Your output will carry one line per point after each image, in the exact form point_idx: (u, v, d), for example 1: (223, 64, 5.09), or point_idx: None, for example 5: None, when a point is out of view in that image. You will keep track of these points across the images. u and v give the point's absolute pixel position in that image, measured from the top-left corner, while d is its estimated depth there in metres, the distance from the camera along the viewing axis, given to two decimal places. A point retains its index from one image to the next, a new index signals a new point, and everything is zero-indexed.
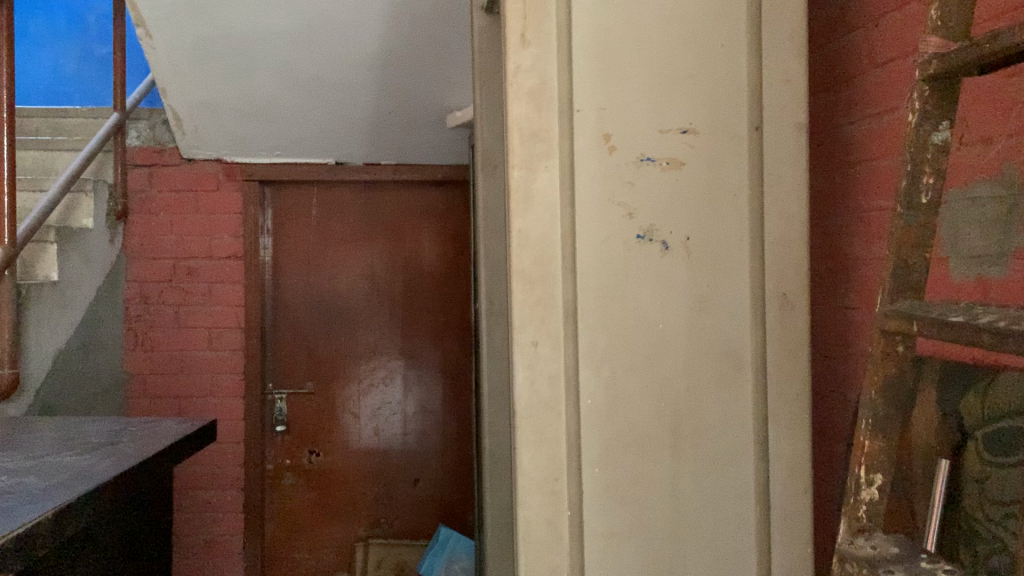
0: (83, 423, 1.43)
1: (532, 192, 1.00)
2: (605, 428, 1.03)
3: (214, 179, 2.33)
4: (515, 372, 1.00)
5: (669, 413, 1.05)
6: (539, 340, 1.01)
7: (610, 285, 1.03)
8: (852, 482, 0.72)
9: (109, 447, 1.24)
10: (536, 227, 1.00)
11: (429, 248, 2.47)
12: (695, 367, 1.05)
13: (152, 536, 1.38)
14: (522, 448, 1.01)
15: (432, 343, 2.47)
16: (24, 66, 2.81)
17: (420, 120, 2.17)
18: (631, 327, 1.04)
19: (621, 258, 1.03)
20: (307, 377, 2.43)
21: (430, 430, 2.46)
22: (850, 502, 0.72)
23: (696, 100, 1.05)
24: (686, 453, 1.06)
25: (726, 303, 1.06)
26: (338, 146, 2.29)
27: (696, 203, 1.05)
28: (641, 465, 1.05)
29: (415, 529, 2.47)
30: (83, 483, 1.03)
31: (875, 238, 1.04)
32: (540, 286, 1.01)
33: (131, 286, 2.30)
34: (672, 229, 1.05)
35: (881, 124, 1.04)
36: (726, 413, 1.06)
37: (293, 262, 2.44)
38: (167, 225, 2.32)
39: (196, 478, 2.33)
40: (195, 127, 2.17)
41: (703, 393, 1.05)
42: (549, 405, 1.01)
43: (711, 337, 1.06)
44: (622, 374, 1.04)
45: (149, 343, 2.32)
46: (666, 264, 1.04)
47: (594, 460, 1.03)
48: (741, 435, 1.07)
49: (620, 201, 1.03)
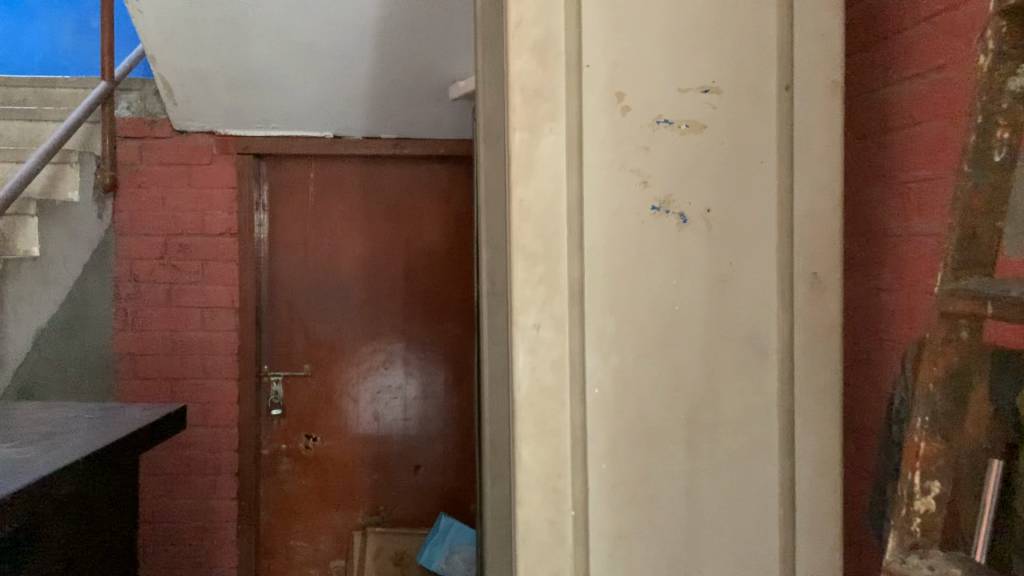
0: (43, 410, 1.34)
1: (535, 157, 0.90)
2: (614, 419, 0.93)
3: (207, 152, 2.23)
4: (515, 358, 0.91)
5: (685, 405, 0.95)
6: (542, 322, 0.91)
7: (622, 261, 0.93)
8: (906, 491, 0.67)
9: (69, 439, 1.14)
10: (540, 197, 0.90)
11: (431, 227, 2.37)
12: (714, 353, 0.95)
13: (103, 529, 1.29)
14: (523, 442, 0.91)
15: (435, 325, 2.37)
16: (18, 42, 2.71)
17: (422, 92, 2.07)
18: (644, 308, 0.94)
19: (634, 232, 0.93)
20: (304, 359, 2.34)
21: (432, 415, 2.37)
22: (903, 515, 0.67)
23: (719, 55, 0.94)
24: (702, 449, 0.96)
25: (750, 284, 0.95)
26: (337, 119, 2.19)
27: (717, 172, 0.94)
28: (654, 460, 0.95)
29: (415, 517, 2.38)
30: (15, 481, 0.93)
31: (916, 212, 0.94)
32: (544, 263, 0.90)
33: (120, 263, 2.19)
34: (691, 200, 0.94)
35: (923, 85, 0.93)
36: (748, 406, 0.96)
37: (290, 240, 2.33)
38: (158, 201, 2.21)
39: (188, 463, 2.24)
40: (186, 97, 2.07)
41: (723, 382, 0.95)
42: (551, 394, 0.91)
43: (732, 322, 0.95)
44: (633, 360, 0.94)
45: (139, 322, 2.21)
46: (683, 239, 0.94)
47: (601, 455, 0.93)
48: (764, 430, 0.96)
49: (634, 169, 0.93)
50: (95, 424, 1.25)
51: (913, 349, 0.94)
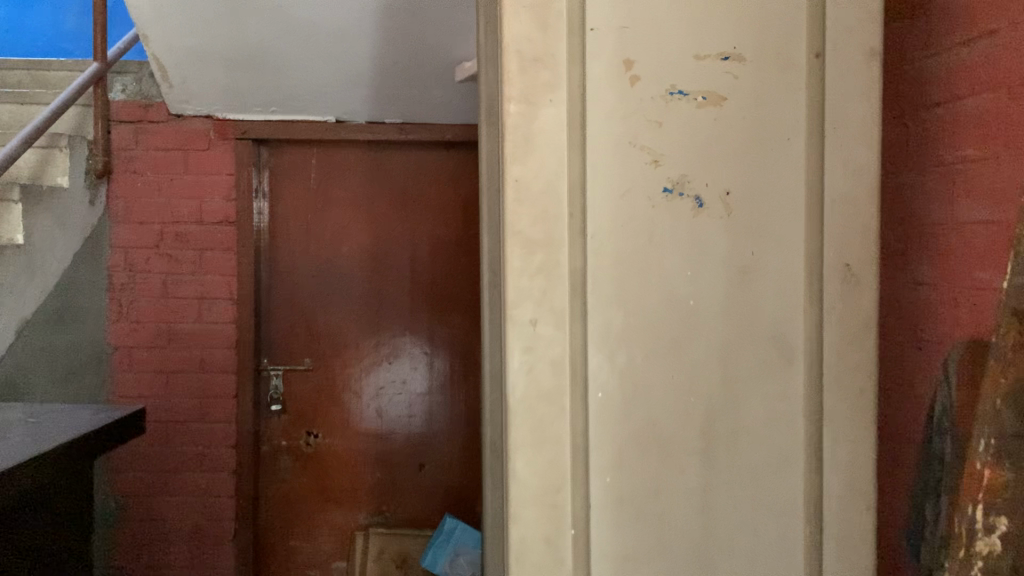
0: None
1: (533, 132, 0.80)
2: (620, 427, 0.83)
3: (205, 137, 2.13)
4: (510, 357, 0.81)
5: (700, 413, 0.84)
6: (540, 317, 0.81)
7: (630, 250, 0.82)
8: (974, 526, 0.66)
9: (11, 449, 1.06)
10: (539, 176, 0.80)
11: (437, 216, 2.27)
12: (733, 355, 0.84)
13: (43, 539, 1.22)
14: (517, 451, 0.81)
15: (440, 319, 2.27)
16: (20, 21, 2.55)
17: (426, 74, 1.96)
18: (655, 302, 0.83)
19: (644, 217, 0.83)
20: (306, 353, 2.25)
21: (438, 412, 2.28)
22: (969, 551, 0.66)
23: (742, 18, 0.83)
24: (719, 461, 0.85)
25: (774, 276, 0.84)
26: (339, 103, 2.09)
27: (738, 149, 0.83)
28: (664, 472, 0.84)
29: (420, 517, 2.29)
30: None
31: (963, 197, 0.84)
32: (542, 250, 0.81)
33: (114, 253, 2.11)
34: (708, 181, 0.83)
35: (972, 53, 0.83)
36: (771, 415, 0.85)
37: (291, 228, 2.23)
38: (153, 187, 2.12)
39: (184, 460, 2.15)
40: (182, 79, 1.97)
41: (743, 386, 0.85)
42: (550, 398, 0.82)
43: (754, 319, 0.84)
44: (641, 360, 0.83)
45: (134, 313, 2.12)
46: (700, 226, 0.83)
47: (606, 467, 0.83)
48: (788, 440, 0.86)
49: (644, 146, 0.82)
50: (43, 437, 1.16)
51: (959, 348, 0.84)
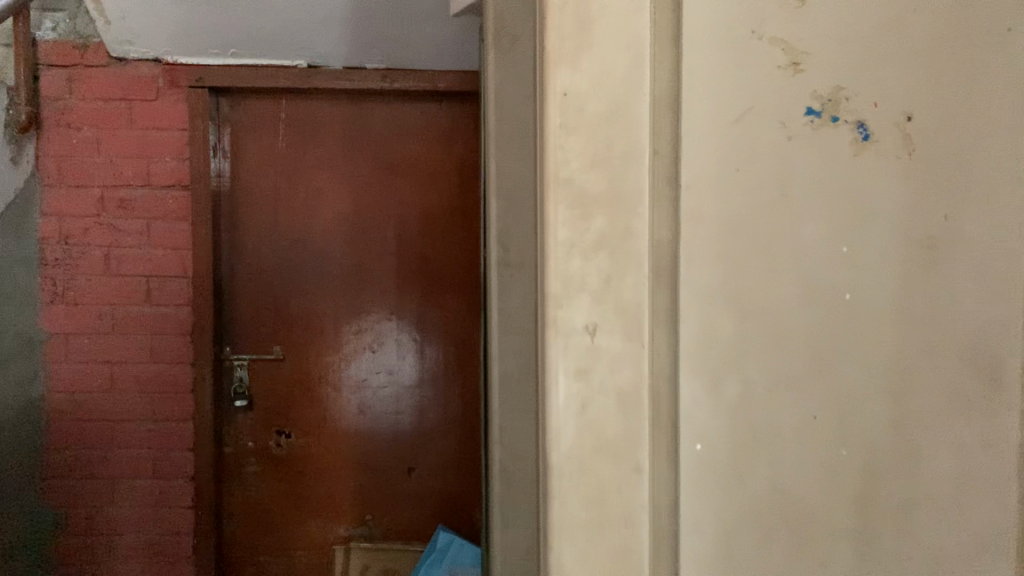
0: None
1: (592, 16, 0.49)
2: (729, 496, 0.52)
3: (151, 85, 1.77)
4: (553, 387, 0.51)
5: (855, 477, 0.52)
6: (601, 321, 0.50)
7: (747, 214, 0.51)
8: None
9: None
10: (604, 91, 0.49)
11: (427, 180, 1.92)
12: (910, 383, 0.52)
13: None
14: (563, 534, 0.51)
15: (432, 301, 1.93)
16: None
17: (415, 6, 1.59)
18: (786, 296, 0.51)
19: (772, 157, 0.50)
20: (276, 340, 1.91)
21: (429, 407, 1.95)
22: None
23: None
24: (883, 553, 0.52)
25: (979, 257, 0.51)
26: (312, 43, 1.73)
27: (930, 46, 0.50)
28: (797, 567, 0.53)
29: (411, 529, 1.97)
30: None
31: None
32: (604, 214, 0.50)
33: (47, 221, 1.75)
34: (879, 98, 0.50)
35: None
36: (961, 479, 0.52)
37: (256, 194, 1.89)
38: (92, 144, 1.76)
39: (130, 466, 1.81)
40: (120, 14, 1.61)
41: (924, 434, 0.52)
42: (615, 451, 0.51)
43: (946, 324, 0.51)
44: (764, 390, 0.52)
45: (73, 294, 1.77)
46: (864, 172, 0.51)
47: (706, 558, 0.52)
48: (993, 520, 0.53)
49: (774, 39, 0.50)
50: None
51: None
